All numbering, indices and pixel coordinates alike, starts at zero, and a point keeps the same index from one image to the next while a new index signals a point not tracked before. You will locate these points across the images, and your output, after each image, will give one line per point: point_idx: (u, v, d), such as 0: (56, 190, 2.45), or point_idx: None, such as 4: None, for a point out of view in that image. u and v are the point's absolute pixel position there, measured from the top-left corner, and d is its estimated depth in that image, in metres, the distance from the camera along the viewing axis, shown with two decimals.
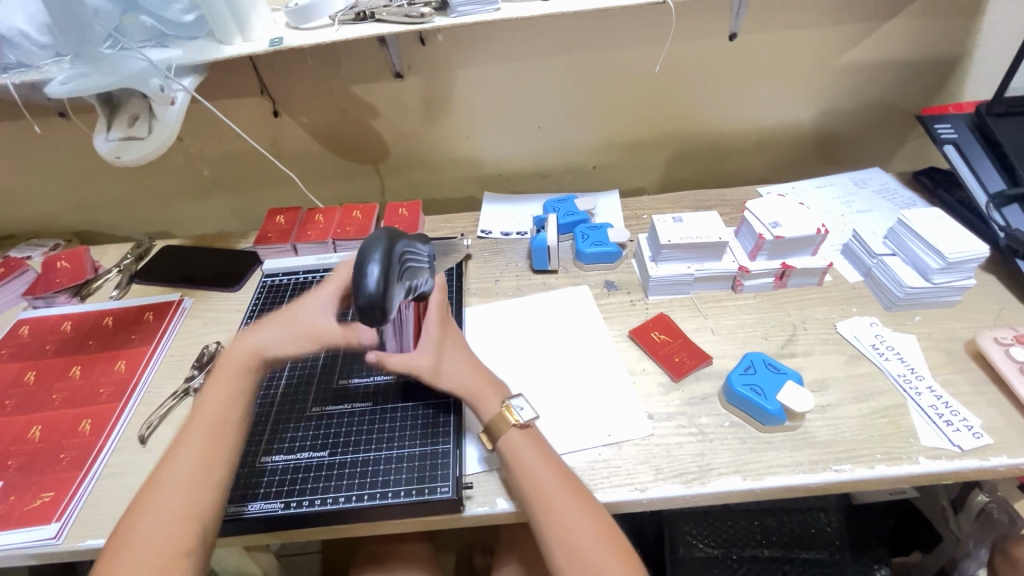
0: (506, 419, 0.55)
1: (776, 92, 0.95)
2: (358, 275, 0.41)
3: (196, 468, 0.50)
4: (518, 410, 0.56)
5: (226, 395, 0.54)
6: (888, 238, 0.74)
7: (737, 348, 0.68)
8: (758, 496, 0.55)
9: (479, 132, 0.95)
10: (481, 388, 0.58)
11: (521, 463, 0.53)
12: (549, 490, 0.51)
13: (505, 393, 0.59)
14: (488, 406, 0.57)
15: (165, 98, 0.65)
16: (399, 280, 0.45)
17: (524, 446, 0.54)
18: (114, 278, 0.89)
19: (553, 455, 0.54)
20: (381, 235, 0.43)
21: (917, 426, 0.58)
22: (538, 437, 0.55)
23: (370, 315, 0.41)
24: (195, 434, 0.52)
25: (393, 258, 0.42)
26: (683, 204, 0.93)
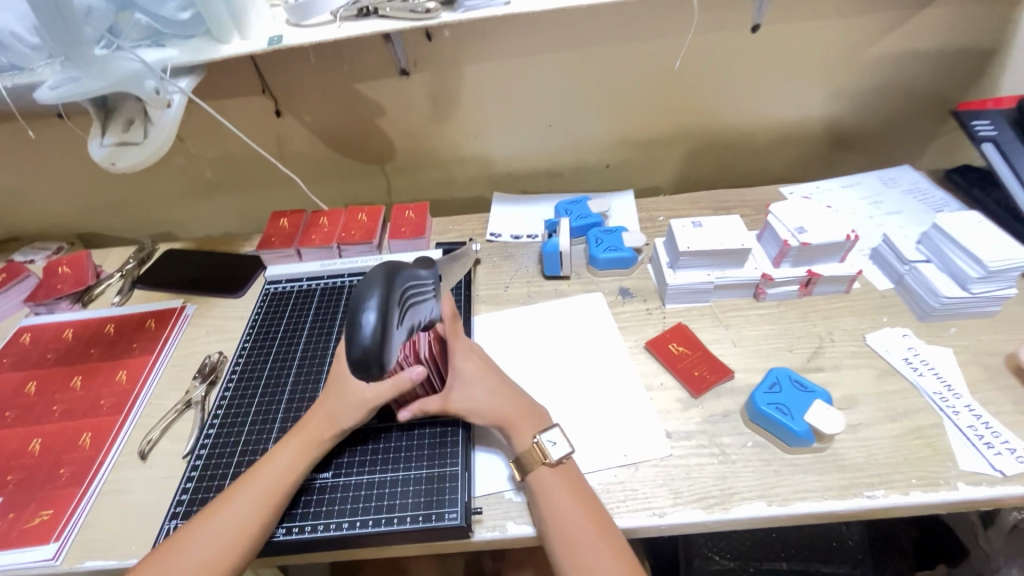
0: (537, 455, 0.53)
1: (800, 88, 0.90)
2: (353, 321, 0.39)
3: (235, 534, 0.48)
4: (550, 446, 0.53)
5: (294, 463, 0.53)
6: (922, 244, 0.70)
7: (761, 361, 0.65)
8: (784, 523, 0.52)
9: (488, 130, 0.92)
10: (510, 419, 0.55)
11: (547, 503, 0.50)
12: (575, 534, 0.48)
13: (540, 423, 0.55)
14: (519, 439, 0.54)
15: (159, 101, 0.62)
16: (399, 320, 0.42)
17: (555, 483, 0.51)
18: (116, 283, 0.87)
19: (585, 495, 0.51)
20: (379, 272, 0.40)
21: (956, 449, 0.55)
22: (570, 475, 0.53)
23: (365, 366, 0.39)
24: (247, 495, 0.50)
25: (389, 301, 0.39)
26: (701, 205, 0.89)
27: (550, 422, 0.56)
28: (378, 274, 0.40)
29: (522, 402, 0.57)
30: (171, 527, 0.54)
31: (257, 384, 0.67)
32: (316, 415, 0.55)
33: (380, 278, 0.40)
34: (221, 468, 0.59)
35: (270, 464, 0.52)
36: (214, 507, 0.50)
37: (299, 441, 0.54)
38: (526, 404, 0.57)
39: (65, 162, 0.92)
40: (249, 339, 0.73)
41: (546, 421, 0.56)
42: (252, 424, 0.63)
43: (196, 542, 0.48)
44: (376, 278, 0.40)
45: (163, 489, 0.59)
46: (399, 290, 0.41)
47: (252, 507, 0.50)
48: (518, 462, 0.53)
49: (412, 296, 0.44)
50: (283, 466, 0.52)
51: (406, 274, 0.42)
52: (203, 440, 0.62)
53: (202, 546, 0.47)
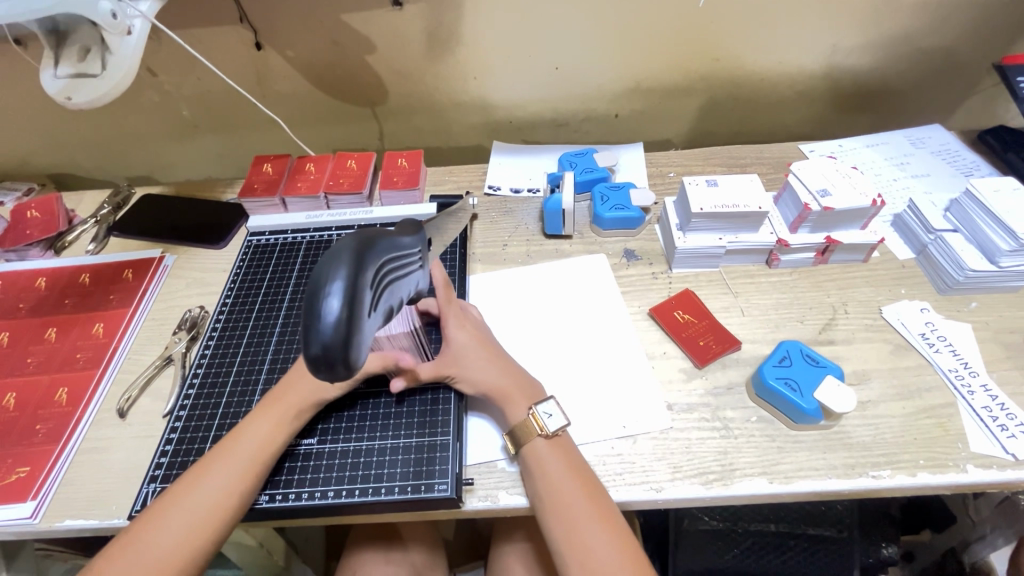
0: (533, 427, 0.51)
1: (833, 34, 0.82)
2: (312, 308, 0.32)
3: (213, 507, 0.46)
4: (546, 418, 0.51)
5: (273, 435, 0.50)
6: (950, 211, 0.65)
7: (770, 332, 0.62)
8: (784, 500, 0.51)
9: (488, 72, 0.84)
10: (504, 391, 0.53)
11: (542, 475, 0.49)
12: (567, 505, 0.47)
13: (534, 396, 0.53)
14: (513, 411, 0.52)
15: (118, 28, 0.55)
16: (373, 304, 0.36)
17: (550, 457, 0.49)
18: (91, 229, 0.82)
19: (579, 466, 0.49)
20: (347, 246, 0.33)
21: (968, 429, 0.53)
22: (565, 448, 0.50)
23: (328, 364, 0.33)
24: (224, 467, 0.48)
25: (360, 285, 0.33)
26: (714, 161, 0.84)
27: (545, 395, 0.54)
28: (345, 249, 0.33)
29: (516, 373, 0.55)
30: (149, 491, 0.53)
31: (240, 342, 0.64)
32: (293, 385, 0.53)
33: (349, 253, 0.33)
34: (201, 431, 0.56)
35: (247, 435, 0.50)
36: (189, 480, 0.48)
37: (278, 412, 0.51)
38: (519, 376, 0.55)
39: (27, 95, 0.84)
40: (230, 295, 0.69)
41: (539, 394, 0.54)
42: (234, 385, 0.60)
43: (173, 515, 0.46)
44: (342, 255, 0.33)
45: (143, 448, 0.57)
46: (373, 270, 0.34)
47: (229, 480, 0.48)
48: (512, 435, 0.51)
49: (390, 272, 0.37)
50: (264, 439, 0.50)
51: (381, 249, 0.35)
52: (182, 401, 0.59)
53: (178, 519, 0.46)
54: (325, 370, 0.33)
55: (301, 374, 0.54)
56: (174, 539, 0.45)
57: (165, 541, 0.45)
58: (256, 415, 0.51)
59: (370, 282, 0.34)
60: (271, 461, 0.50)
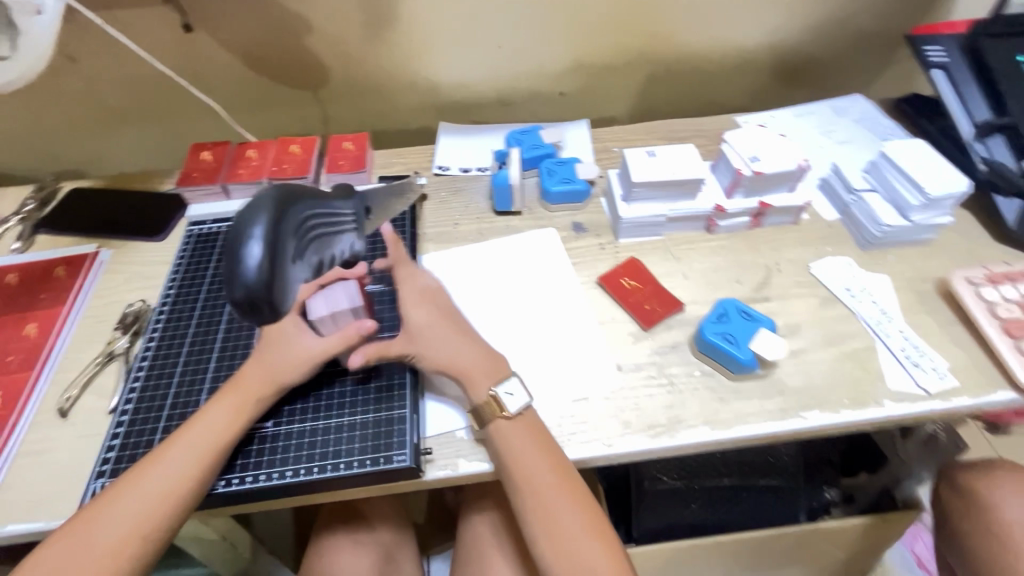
0: (492, 407, 0.52)
1: (760, 9, 0.86)
2: (236, 254, 0.43)
3: (164, 495, 0.46)
4: (506, 398, 0.52)
5: (232, 422, 0.50)
6: (868, 173, 0.71)
7: (711, 293, 0.65)
8: (726, 445, 0.54)
9: (431, 52, 0.84)
10: (466, 371, 0.54)
11: (508, 453, 0.50)
12: (534, 482, 0.50)
13: (498, 373, 0.54)
14: (476, 391, 0.53)
15: (26, 5, 0.51)
16: (294, 252, 0.48)
17: (515, 437, 0.51)
18: (16, 227, 0.77)
19: (546, 442, 0.51)
20: (264, 203, 0.45)
21: (886, 369, 0.58)
22: (532, 424, 0.52)
23: (255, 303, 0.45)
24: (176, 456, 0.47)
25: (274, 233, 0.44)
26: (656, 135, 0.87)
27: (508, 371, 0.54)
28: (258, 207, 0.44)
29: (481, 350, 0.55)
30: (97, 487, 0.51)
31: (186, 332, 0.62)
32: (249, 372, 0.52)
33: (265, 209, 0.45)
34: (150, 422, 0.55)
35: (201, 424, 0.49)
36: (140, 471, 0.47)
37: (229, 399, 0.50)
38: (484, 352, 0.55)
39: None
40: (174, 287, 0.67)
41: (504, 371, 0.54)
42: (182, 375, 0.59)
43: (123, 509, 0.45)
44: (260, 209, 0.44)
45: (88, 447, 0.55)
46: (287, 224, 0.46)
47: (185, 471, 0.47)
48: (475, 414, 0.52)
49: (304, 229, 0.49)
50: (214, 427, 0.49)
51: (293, 208, 0.47)
52: (128, 395, 0.57)
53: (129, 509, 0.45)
54: (255, 302, 0.45)
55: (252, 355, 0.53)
56: (125, 529, 0.45)
57: (119, 532, 0.44)
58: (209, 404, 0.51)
59: (288, 232, 0.46)
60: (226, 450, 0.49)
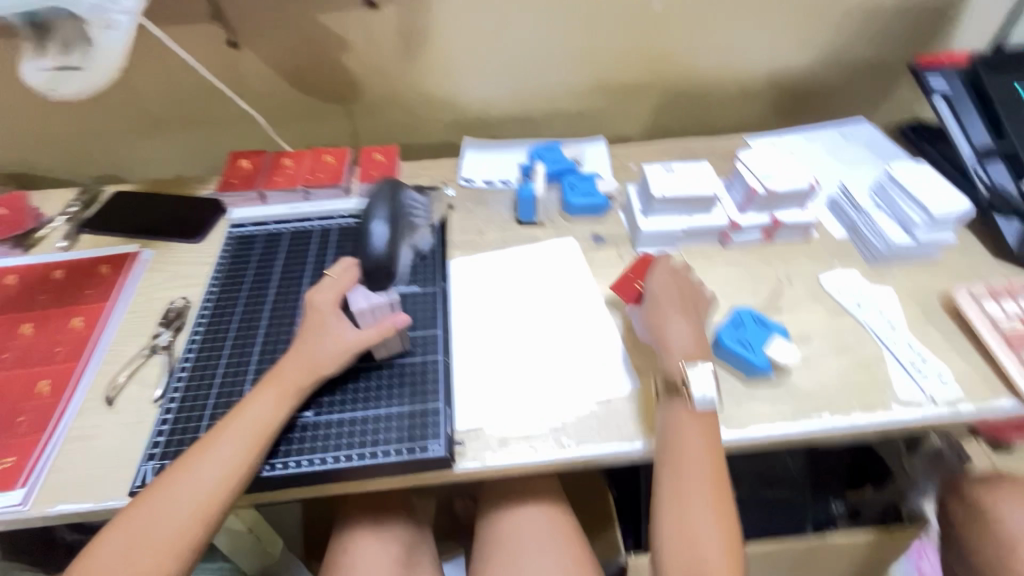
0: (680, 384, 0.56)
1: (770, 38, 0.91)
2: None
3: (215, 480, 0.48)
4: (700, 396, 0.54)
5: (275, 410, 0.53)
6: (875, 194, 0.75)
7: (726, 303, 0.68)
8: (742, 446, 0.57)
9: (459, 71, 0.89)
10: (687, 351, 0.58)
11: (673, 432, 0.54)
12: (686, 473, 0.52)
13: (697, 356, 0.57)
14: (671, 364, 0.57)
15: (100, 20, 0.56)
16: None
17: (688, 428, 0.54)
18: (61, 227, 0.81)
19: (712, 442, 0.53)
20: None
21: (893, 377, 0.60)
22: (709, 425, 0.54)
23: None
24: (226, 441, 0.50)
25: None
26: (671, 154, 0.91)
27: (708, 361, 0.57)
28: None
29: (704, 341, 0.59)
30: (148, 469, 0.54)
31: (229, 327, 0.66)
32: (291, 361, 0.56)
33: None
34: (197, 409, 0.58)
35: (250, 409, 0.52)
36: (194, 456, 0.50)
37: (276, 389, 0.54)
38: (700, 342, 0.59)
39: None
40: (216, 285, 0.70)
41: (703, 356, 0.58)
42: (226, 366, 0.62)
43: (175, 493, 0.48)
44: None
45: (133, 434, 0.58)
46: None
47: (233, 456, 0.50)
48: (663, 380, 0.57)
49: None
50: (260, 415, 0.52)
51: None
52: (175, 383, 0.61)
53: (188, 490, 0.48)
54: None
55: (296, 349, 0.56)
56: (180, 511, 0.47)
57: (173, 512, 0.47)
58: (255, 395, 0.54)
59: None
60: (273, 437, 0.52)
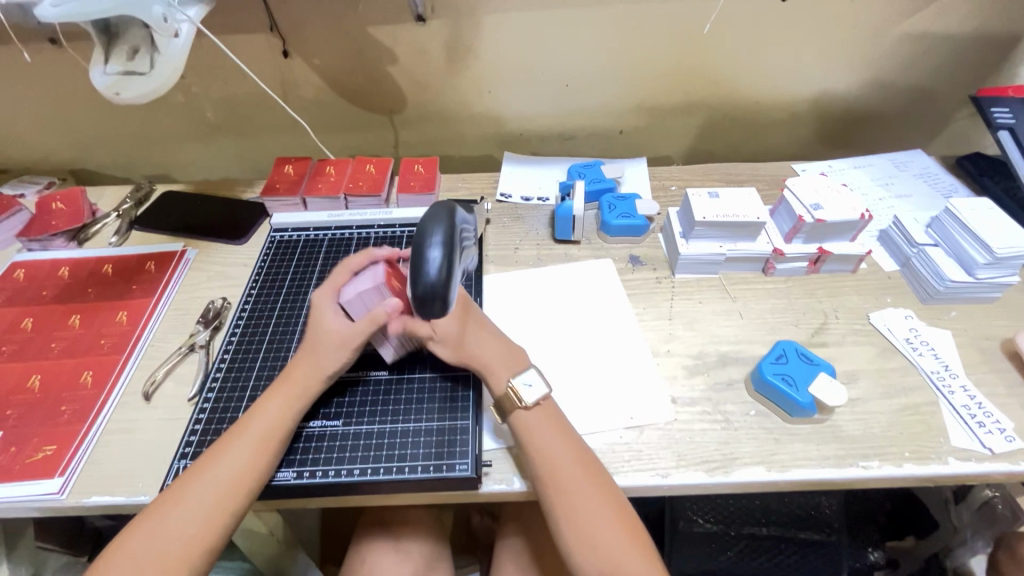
0: (513, 399, 0.54)
1: (823, 64, 0.89)
2: (419, 258, 0.42)
3: (230, 483, 0.48)
4: (525, 388, 0.54)
5: (284, 414, 0.52)
6: (931, 227, 0.71)
7: (767, 335, 0.66)
8: (781, 487, 0.54)
9: (503, 86, 0.89)
10: (488, 363, 0.56)
11: (531, 443, 0.52)
12: (560, 473, 0.50)
13: (516, 365, 0.56)
14: (496, 382, 0.55)
15: (167, 29, 0.58)
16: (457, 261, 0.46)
17: (537, 423, 0.53)
18: (113, 223, 0.84)
19: (566, 434, 0.53)
20: (441, 210, 0.44)
21: (948, 425, 0.57)
22: (550, 413, 0.54)
23: (430, 304, 0.43)
24: (240, 444, 0.50)
25: (453, 239, 0.44)
26: (713, 177, 0.89)
27: (527, 364, 0.57)
28: (439, 213, 0.44)
29: (504, 347, 0.58)
30: (180, 467, 0.55)
31: (265, 331, 0.67)
32: (299, 364, 0.55)
33: (444, 216, 0.44)
34: (229, 411, 0.59)
35: (260, 413, 0.52)
36: (205, 463, 0.50)
37: (286, 391, 0.54)
38: (504, 346, 0.58)
39: (56, 91, 0.87)
40: (254, 287, 0.72)
41: (523, 362, 0.57)
42: (260, 369, 0.62)
43: (192, 494, 0.48)
44: (439, 217, 0.44)
45: (168, 430, 0.59)
46: (459, 231, 0.45)
47: (246, 459, 0.50)
48: (497, 405, 0.54)
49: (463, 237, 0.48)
50: (271, 418, 0.52)
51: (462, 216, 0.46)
52: (210, 383, 0.61)
53: (198, 494, 0.48)
54: (427, 304, 0.44)
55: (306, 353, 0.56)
56: (196, 513, 0.47)
57: (188, 514, 0.47)
58: (267, 399, 0.53)
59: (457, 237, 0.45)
60: (284, 439, 0.52)
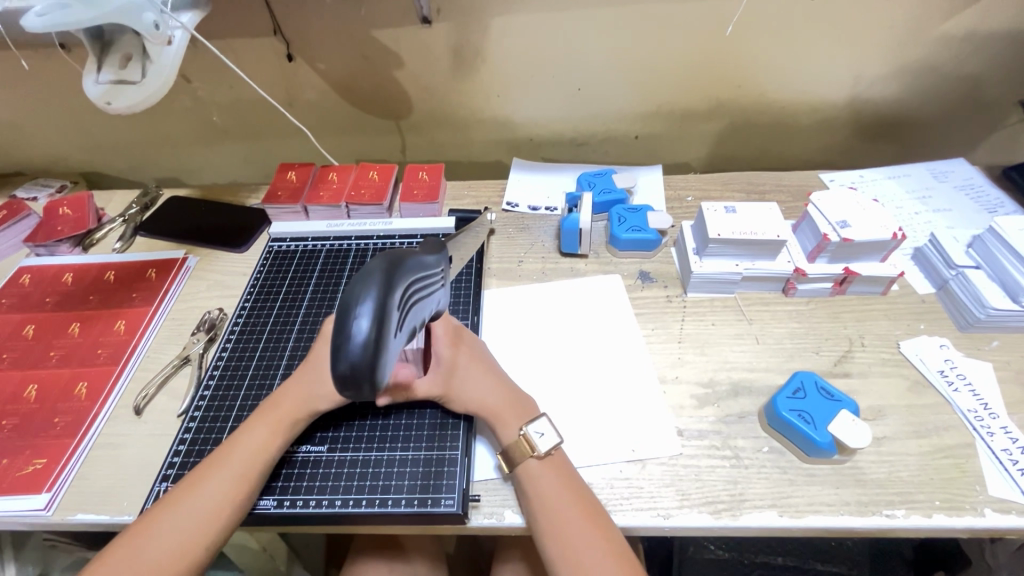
0: (524, 447, 0.50)
1: (856, 66, 0.83)
2: (343, 327, 0.33)
3: (206, 517, 0.46)
4: (537, 437, 0.51)
5: (268, 444, 0.50)
6: (972, 248, 0.65)
7: (785, 362, 0.61)
8: (794, 534, 0.50)
9: (513, 91, 0.86)
10: (495, 410, 0.53)
11: (537, 496, 0.48)
12: (567, 530, 0.46)
13: (526, 414, 0.53)
14: (504, 432, 0.52)
15: (160, 37, 0.57)
16: (400, 323, 0.37)
17: (544, 476, 0.49)
18: (118, 228, 0.84)
19: (577, 489, 0.49)
20: (378, 266, 0.34)
21: (986, 471, 0.51)
22: (559, 465, 0.50)
23: (354, 384, 0.34)
24: (218, 475, 0.48)
25: (389, 305, 0.34)
26: (734, 186, 0.84)
27: (537, 411, 0.54)
28: (376, 269, 0.34)
29: (508, 391, 0.54)
30: (161, 490, 0.53)
31: (256, 346, 0.65)
32: (289, 393, 0.53)
33: (379, 274, 0.34)
34: (214, 432, 0.57)
35: (241, 443, 0.50)
36: (182, 491, 0.48)
37: (273, 421, 0.52)
38: (512, 393, 0.54)
39: (66, 95, 0.87)
40: (250, 299, 0.70)
41: (532, 411, 0.54)
42: (248, 388, 0.61)
43: (166, 526, 0.46)
44: (373, 276, 0.34)
45: (156, 447, 0.57)
46: (402, 290, 0.36)
47: (224, 491, 0.47)
48: (504, 456, 0.51)
49: (414, 292, 0.38)
50: (253, 448, 0.50)
51: (409, 269, 0.36)
52: (198, 402, 0.60)
53: (173, 526, 0.46)
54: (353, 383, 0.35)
55: (297, 381, 0.54)
56: (168, 548, 0.45)
57: (159, 548, 0.45)
58: (249, 427, 0.52)
59: (399, 298, 0.36)
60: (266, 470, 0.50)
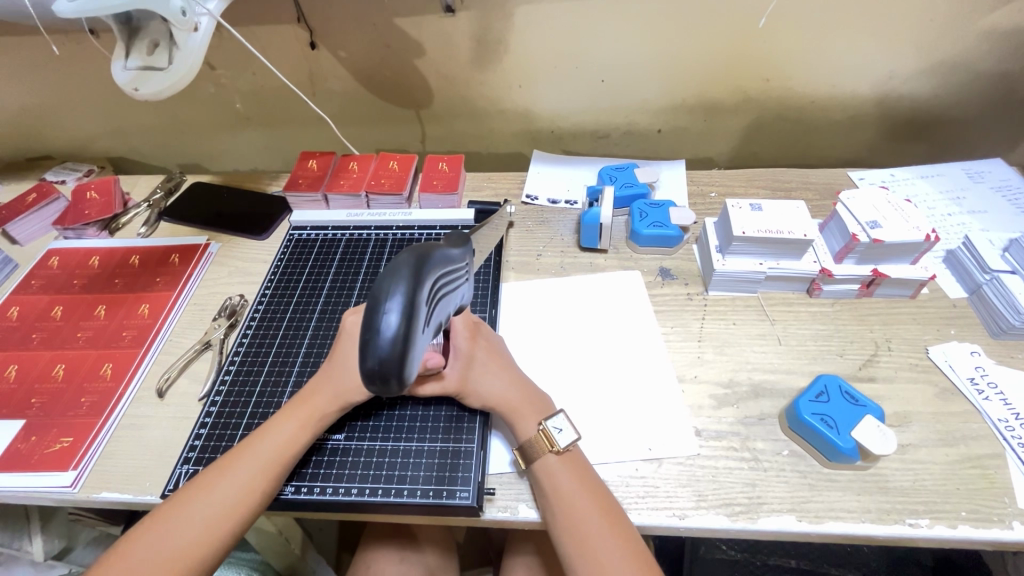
0: (543, 443, 0.50)
1: (891, 61, 0.80)
2: (371, 322, 0.33)
3: (232, 503, 0.47)
4: (556, 433, 0.51)
5: (296, 436, 0.51)
6: (1009, 252, 0.62)
7: (807, 364, 0.60)
8: (812, 540, 0.49)
9: (535, 82, 0.85)
10: (514, 406, 0.53)
11: (555, 493, 0.48)
12: (584, 527, 0.46)
13: (545, 410, 0.53)
14: (523, 427, 0.52)
15: (186, 24, 0.56)
16: (427, 318, 0.37)
17: (561, 473, 0.49)
18: (144, 213, 0.86)
19: (595, 486, 0.49)
20: (406, 261, 0.34)
21: (1015, 483, 0.50)
22: (577, 462, 0.50)
23: (382, 379, 0.34)
24: (247, 463, 0.49)
25: (416, 301, 0.34)
26: (759, 183, 0.82)
27: (555, 409, 0.54)
28: (405, 263, 0.34)
29: (526, 388, 0.54)
30: (182, 472, 0.54)
31: (276, 333, 0.65)
32: (314, 386, 0.54)
33: (407, 269, 0.34)
34: (233, 419, 0.58)
35: (270, 433, 0.51)
36: (211, 475, 0.48)
37: (300, 413, 0.52)
38: (529, 389, 0.54)
39: (93, 81, 0.89)
40: (270, 287, 0.71)
41: (550, 408, 0.54)
42: (267, 376, 0.61)
43: (194, 510, 0.46)
44: (402, 270, 0.34)
45: (178, 429, 0.59)
46: (429, 285, 0.35)
47: (252, 478, 0.48)
48: (523, 450, 0.51)
49: (441, 287, 0.38)
50: (282, 438, 0.50)
51: (436, 263, 0.36)
52: (219, 386, 0.61)
53: (201, 510, 0.46)
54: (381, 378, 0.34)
55: (324, 373, 0.54)
56: (195, 532, 0.46)
57: (186, 531, 0.45)
58: (279, 417, 0.52)
59: (427, 294, 0.35)
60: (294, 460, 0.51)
